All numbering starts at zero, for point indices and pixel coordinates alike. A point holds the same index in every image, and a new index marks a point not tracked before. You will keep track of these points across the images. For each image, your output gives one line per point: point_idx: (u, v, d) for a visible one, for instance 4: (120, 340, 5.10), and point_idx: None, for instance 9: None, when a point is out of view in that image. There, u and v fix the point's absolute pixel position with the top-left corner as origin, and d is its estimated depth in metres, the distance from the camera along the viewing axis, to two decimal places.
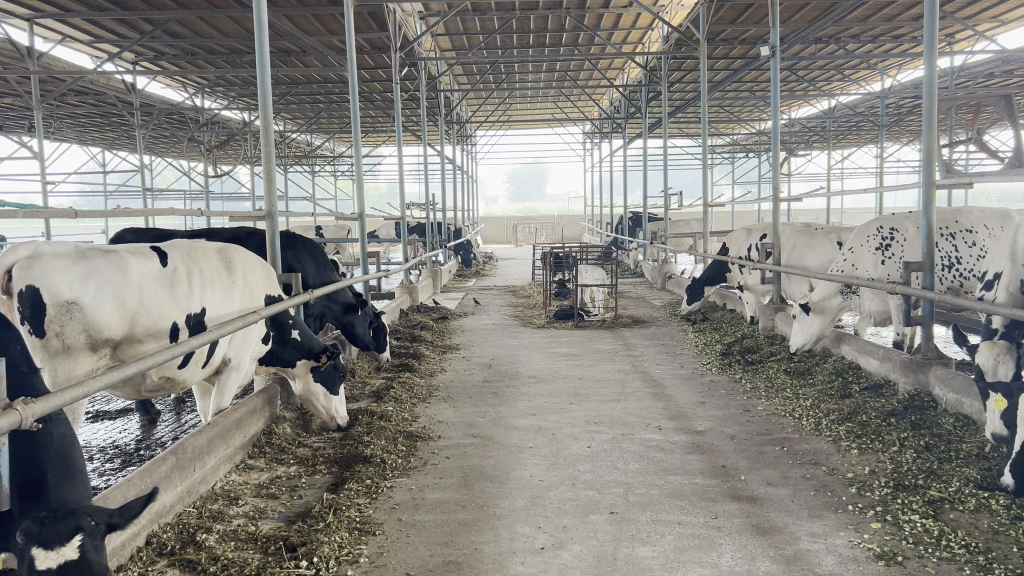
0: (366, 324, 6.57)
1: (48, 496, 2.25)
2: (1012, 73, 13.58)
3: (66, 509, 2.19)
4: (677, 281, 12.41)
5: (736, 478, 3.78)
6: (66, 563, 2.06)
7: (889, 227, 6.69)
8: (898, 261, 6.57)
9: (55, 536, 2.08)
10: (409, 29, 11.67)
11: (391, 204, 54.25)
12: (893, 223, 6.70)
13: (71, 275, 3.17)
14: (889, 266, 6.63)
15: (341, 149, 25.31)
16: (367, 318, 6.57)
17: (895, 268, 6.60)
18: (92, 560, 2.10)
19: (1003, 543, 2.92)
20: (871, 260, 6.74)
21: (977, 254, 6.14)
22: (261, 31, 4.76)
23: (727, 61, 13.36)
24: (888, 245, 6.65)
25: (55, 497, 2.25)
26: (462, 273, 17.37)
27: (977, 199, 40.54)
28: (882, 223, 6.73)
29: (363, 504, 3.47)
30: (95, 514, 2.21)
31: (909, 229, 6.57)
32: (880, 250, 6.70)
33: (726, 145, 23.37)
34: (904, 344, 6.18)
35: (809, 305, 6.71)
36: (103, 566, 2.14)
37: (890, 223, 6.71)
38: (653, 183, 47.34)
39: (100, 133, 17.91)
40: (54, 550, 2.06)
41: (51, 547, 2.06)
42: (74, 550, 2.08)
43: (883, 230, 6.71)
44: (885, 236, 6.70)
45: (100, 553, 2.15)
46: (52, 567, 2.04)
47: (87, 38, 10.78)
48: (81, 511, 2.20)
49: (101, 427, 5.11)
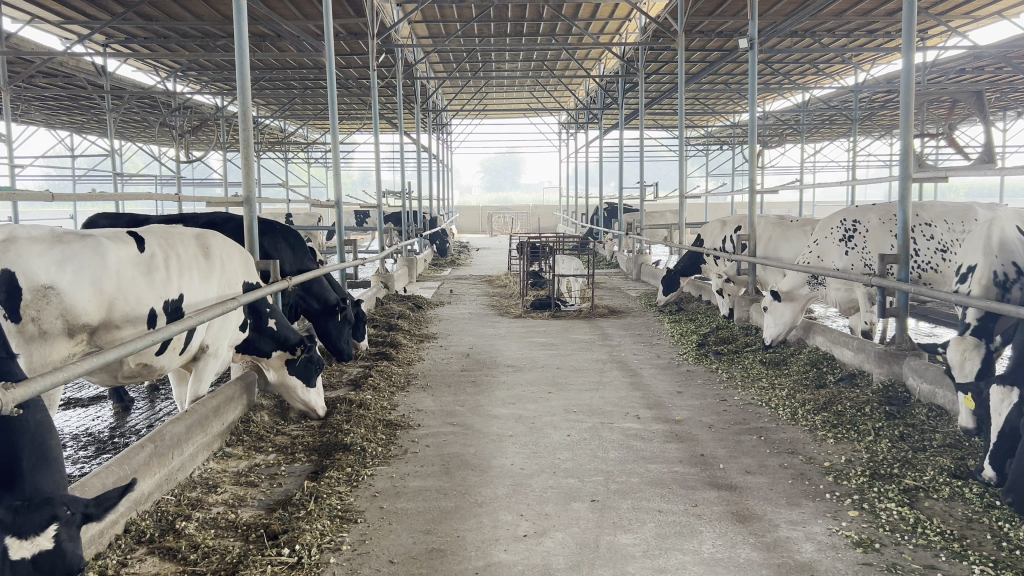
0: (347, 328, 6.33)
1: (21, 487, 2.21)
2: (981, 69, 13.84)
3: (42, 498, 2.16)
4: (653, 271, 12.47)
5: (714, 466, 3.82)
6: (40, 553, 2.03)
7: (852, 220, 6.75)
8: (860, 253, 6.66)
9: (29, 526, 2.05)
10: (386, 16, 11.60)
11: (366, 192, 53.98)
12: (856, 214, 6.75)
13: (47, 259, 3.12)
14: (852, 258, 6.73)
15: (315, 136, 25.11)
16: (348, 325, 6.34)
17: (858, 260, 6.70)
18: (66, 550, 2.07)
19: (976, 530, 2.97)
20: (836, 253, 6.85)
21: (934, 249, 6.26)
22: (240, 16, 4.67)
23: (703, 53, 13.44)
24: (851, 238, 6.73)
25: (29, 486, 2.21)
26: (437, 262, 17.32)
27: (945, 193, 41.37)
28: (845, 216, 6.80)
29: (344, 492, 3.46)
30: (71, 504, 2.18)
31: (871, 221, 6.59)
32: (844, 242, 6.80)
33: (701, 137, 23.52)
34: (871, 333, 6.34)
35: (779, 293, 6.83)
36: (78, 559, 2.10)
37: (853, 215, 6.77)
38: (628, 173, 47.58)
39: (68, 116, 17.60)
40: (29, 539, 2.03)
41: (25, 536, 2.03)
42: (49, 539, 2.05)
43: (846, 222, 6.78)
44: (848, 229, 6.78)
45: (75, 544, 2.12)
46: (26, 557, 2.00)
47: (57, 20, 10.59)
48: (57, 501, 2.16)
49: (74, 415, 5.04)
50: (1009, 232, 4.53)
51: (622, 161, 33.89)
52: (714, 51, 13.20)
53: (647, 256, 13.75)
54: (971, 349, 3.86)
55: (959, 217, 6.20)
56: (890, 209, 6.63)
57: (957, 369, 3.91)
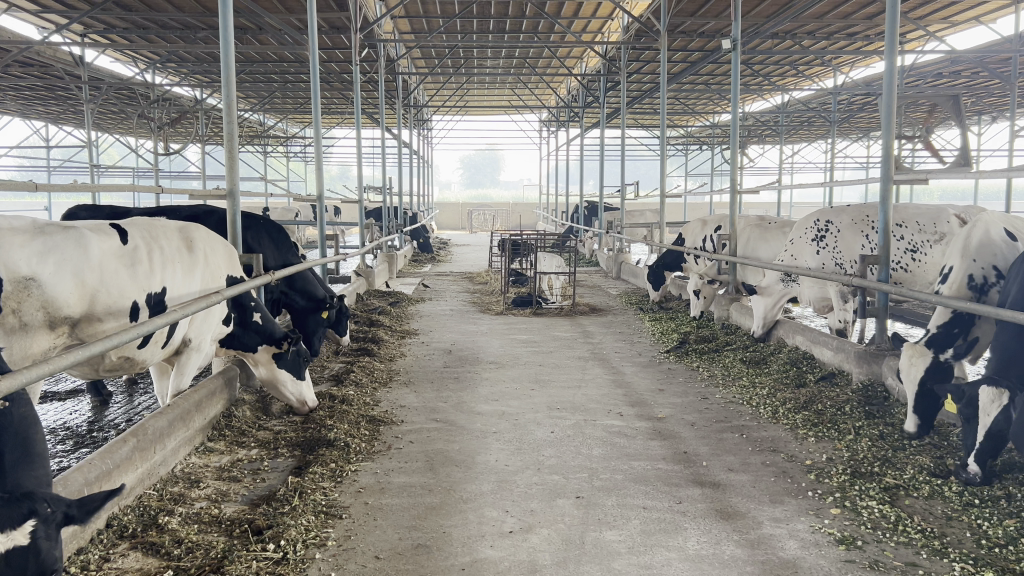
0: (325, 328, 6.27)
1: (4, 479, 2.20)
2: (959, 74, 14.01)
3: (23, 493, 2.13)
4: (634, 270, 12.52)
5: (698, 464, 3.84)
6: (16, 547, 1.99)
7: (825, 220, 6.81)
8: (831, 252, 6.71)
9: (7, 520, 2.02)
10: (370, 11, 11.53)
11: (345, 186, 53.81)
12: (829, 215, 6.82)
13: (29, 250, 3.07)
14: (823, 257, 6.78)
15: (295, 130, 24.91)
16: (328, 324, 6.29)
17: (828, 258, 6.74)
18: (42, 548, 2.04)
19: (957, 528, 3.02)
20: (809, 252, 6.90)
21: (904, 249, 6.35)
22: (227, 9, 4.62)
23: (685, 52, 13.49)
24: (822, 238, 6.78)
25: (11, 482, 2.19)
26: (416, 258, 17.29)
27: (920, 196, 42.11)
28: (819, 216, 6.86)
29: (329, 488, 3.45)
30: (53, 503, 2.15)
31: (843, 222, 6.68)
32: (816, 241, 6.84)
33: (681, 136, 23.64)
34: (847, 332, 6.40)
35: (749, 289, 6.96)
36: (54, 558, 2.08)
37: (826, 216, 6.83)
38: (607, 172, 47.81)
39: (44, 106, 17.36)
40: (4, 533, 2.00)
41: (3, 530, 2.00)
42: (25, 535, 2.02)
43: (819, 223, 6.84)
44: (820, 229, 6.83)
45: (53, 542, 2.09)
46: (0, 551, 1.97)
47: (35, 8, 10.43)
48: (38, 498, 2.14)
49: (51, 408, 4.99)
50: (990, 234, 4.58)
51: (602, 160, 33.98)
52: (696, 51, 13.25)
53: (627, 255, 13.80)
54: (918, 356, 4.17)
55: (931, 220, 6.27)
56: (863, 210, 6.69)
57: (904, 373, 4.20)
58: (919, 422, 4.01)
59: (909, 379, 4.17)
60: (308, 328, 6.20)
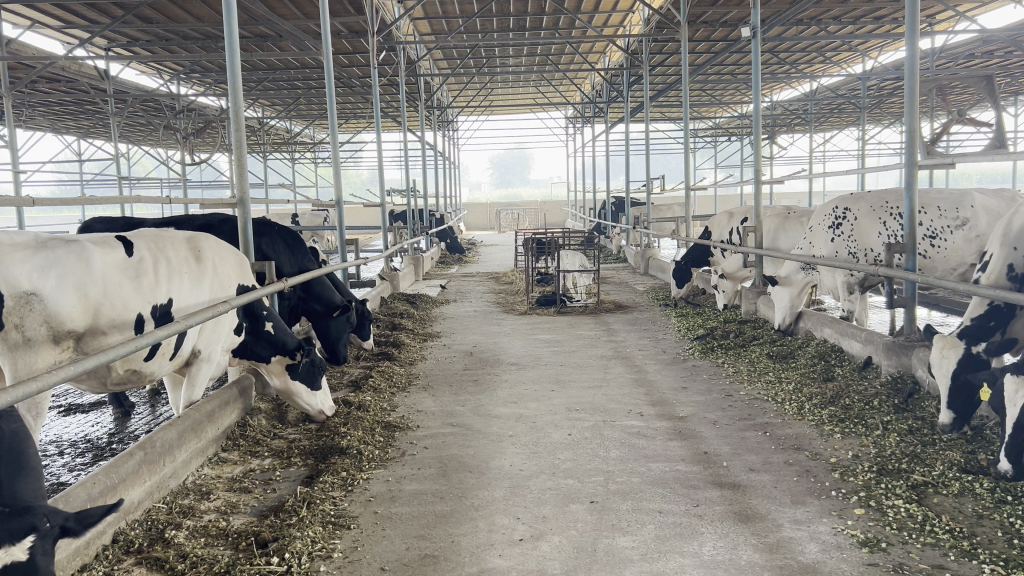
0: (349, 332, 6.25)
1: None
2: (991, 53, 13.64)
3: (22, 506, 2.09)
4: (661, 265, 12.35)
5: (718, 464, 3.72)
6: (12, 563, 1.96)
7: (843, 207, 6.63)
8: (847, 241, 6.56)
9: (4, 536, 1.98)
10: (387, 12, 11.65)
11: (372, 190, 54.04)
12: (848, 202, 6.62)
13: (29, 264, 3.05)
14: (838, 246, 6.62)
15: (321, 136, 25.07)
16: (349, 327, 6.25)
17: (843, 247, 6.59)
18: (40, 564, 2.01)
19: (987, 527, 2.87)
20: (824, 239, 6.74)
21: (923, 235, 6.17)
22: (230, 13, 4.57)
23: (708, 43, 13.32)
24: (839, 225, 6.61)
25: (8, 493, 2.14)
26: (445, 259, 17.31)
27: (959, 181, 41.19)
28: (836, 203, 6.68)
29: (338, 498, 3.39)
30: (51, 515, 2.10)
31: (862, 209, 6.51)
32: (833, 229, 6.67)
33: (708, 128, 23.41)
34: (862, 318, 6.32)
35: (773, 279, 6.87)
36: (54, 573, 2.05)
37: (844, 203, 6.64)
38: (636, 167, 47.53)
39: (75, 121, 17.63)
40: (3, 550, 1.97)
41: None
42: (23, 551, 1.99)
43: (837, 210, 6.65)
44: (838, 216, 6.65)
45: (50, 558, 2.05)
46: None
47: (58, 24, 10.57)
48: (38, 509, 2.09)
49: (72, 421, 5.00)
50: None
51: (630, 155, 33.81)
52: (718, 41, 13.06)
53: (654, 250, 13.64)
54: (948, 347, 3.98)
55: (953, 204, 6.05)
56: (881, 196, 6.51)
57: (936, 366, 4.02)
58: (954, 415, 3.84)
59: (940, 374, 3.97)
60: (330, 334, 6.17)
